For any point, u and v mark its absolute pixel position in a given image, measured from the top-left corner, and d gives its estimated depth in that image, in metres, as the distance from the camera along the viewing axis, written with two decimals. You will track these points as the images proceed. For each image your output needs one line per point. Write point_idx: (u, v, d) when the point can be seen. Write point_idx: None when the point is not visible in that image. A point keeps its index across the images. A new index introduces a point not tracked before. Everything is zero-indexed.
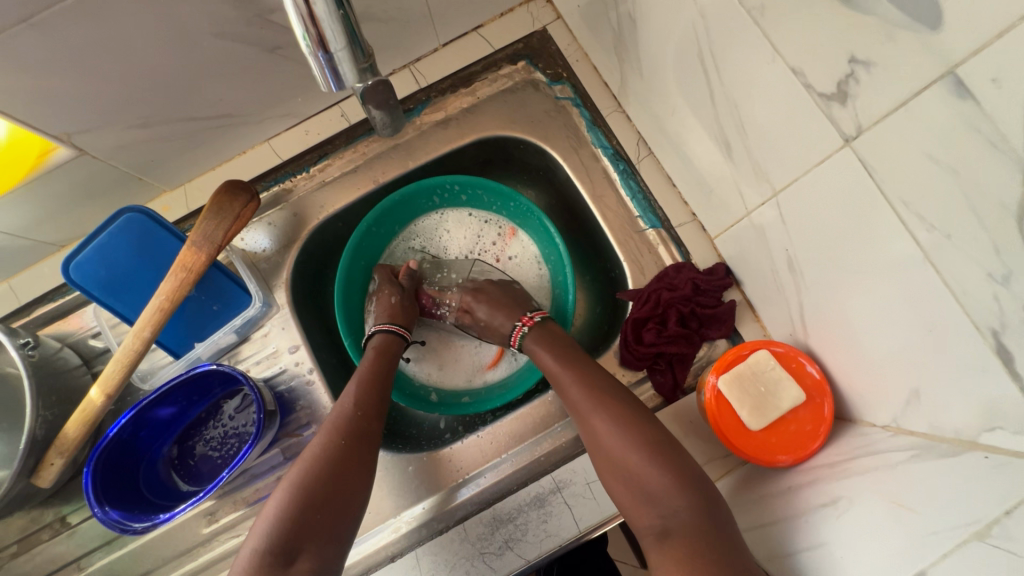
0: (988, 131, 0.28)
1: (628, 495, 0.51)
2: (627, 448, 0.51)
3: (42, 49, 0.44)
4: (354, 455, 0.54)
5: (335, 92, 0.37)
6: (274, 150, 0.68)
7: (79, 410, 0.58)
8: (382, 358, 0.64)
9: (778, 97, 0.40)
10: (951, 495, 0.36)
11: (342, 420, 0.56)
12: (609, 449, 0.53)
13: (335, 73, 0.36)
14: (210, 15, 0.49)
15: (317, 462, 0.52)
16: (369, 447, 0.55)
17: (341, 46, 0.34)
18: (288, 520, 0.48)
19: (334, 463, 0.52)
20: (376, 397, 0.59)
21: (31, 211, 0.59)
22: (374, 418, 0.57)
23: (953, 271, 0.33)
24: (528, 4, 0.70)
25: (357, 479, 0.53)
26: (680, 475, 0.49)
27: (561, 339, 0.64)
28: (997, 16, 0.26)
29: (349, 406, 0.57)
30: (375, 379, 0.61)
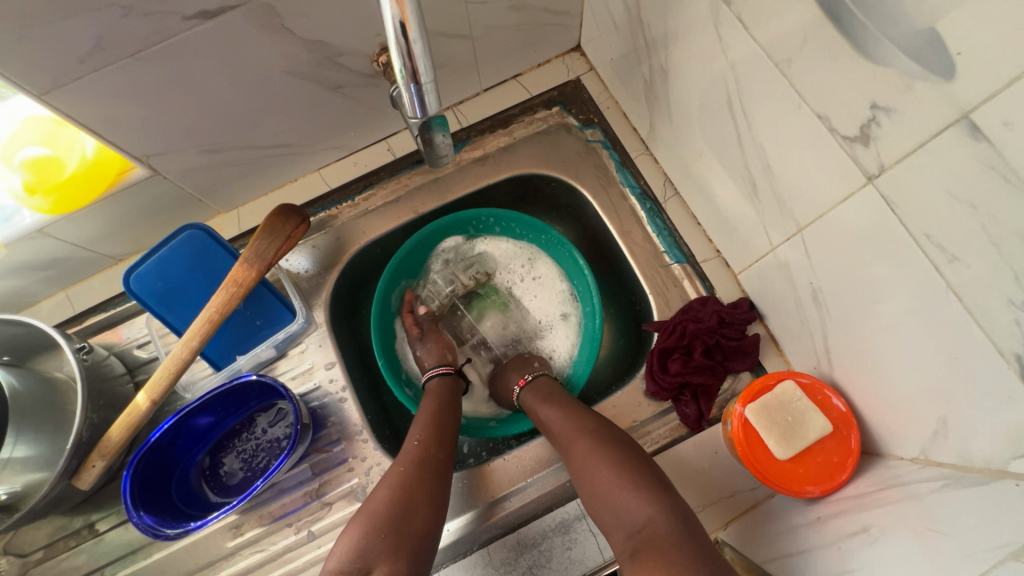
0: (1001, 168, 0.30)
1: (609, 520, 0.52)
2: (607, 470, 0.53)
3: (141, 81, 0.50)
4: (422, 484, 0.55)
5: (420, 116, 0.41)
6: (323, 178, 0.74)
7: (125, 414, 0.60)
8: (442, 402, 0.65)
9: (801, 139, 0.44)
10: (981, 520, 0.37)
11: (412, 452, 0.58)
12: (586, 472, 0.55)
13: (418, 97, 0.40)
14: (288, 56, 0.55)
15: (390, 490, 0.54)
16: (436, 479, 0.56)
17: (428, 79, 0.38)
18: (362, 540, 0.50)
19: (405, 491, 0.54)
20: (440, 433, 0.61)
21: (100, 226, 0.63)
22: (441, 455, 0.59)
23: (977, 300, 0.35)
24: (564, 57, 0.77)
25: (425, 507, 0.53)
26: (657, 497, 0.50)
27: (554, 389, 0.66)
28: (992, 75, 0.28)
29: (415, 441, 0.59)
30: (436, 416, 0.63)
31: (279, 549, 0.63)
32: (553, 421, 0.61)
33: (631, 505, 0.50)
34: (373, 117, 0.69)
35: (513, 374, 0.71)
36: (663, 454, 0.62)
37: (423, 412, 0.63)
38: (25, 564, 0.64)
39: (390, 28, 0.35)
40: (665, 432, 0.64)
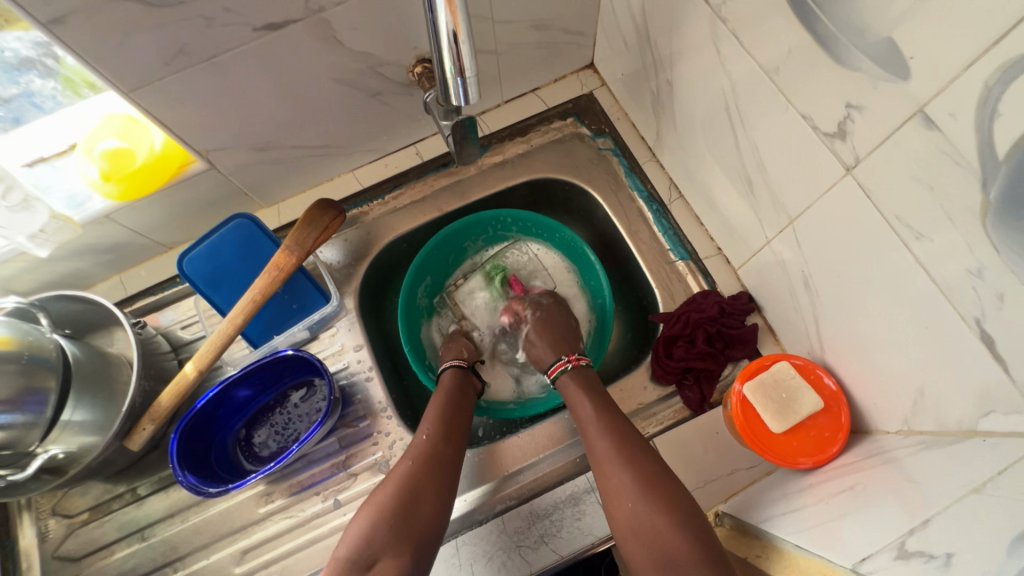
0: (951, 153, 0.35)
1: (625, 528, 0.53)
2: (632, 480, 0.55)
3: (210, 82, 0.57)
4: (426, 476, 0.59)
5: (466, 106, 0.48)
6: (357, 178, 0.81)
7: (174, 383, 0.66)
8: (454, 398, 0.68)
9: (790, 138, 0.50)
10: (951, 470, 0.42)
11: (418, 447, 0.61)
12: (609, 477, 0.56)
13: (463, 90, 0.47)
14: (337, 65, 0.62)
15: (396, 483, 0.58)
16: (440, 472, 0.60)
17: (473, 74, 0.46)
18: (369, 529, 0.54)
19: (410, 485, 0.58)
20: (447, 427, 0.64)
21: (158, 215, 0.70)
22: (445, 452, 0.62)
23: (940, 272, 0.40)
24: (579, 73, 0.84)
25: (431, 498, 0.58)
26: (679, 517, 0.51)
27: (588, 379, 0.67)
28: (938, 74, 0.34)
29: (423, 435, 0.63)
30: (446, 409, 0.66)
31: (307, 516, 0.67)
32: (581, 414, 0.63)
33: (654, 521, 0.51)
34: (404, 123, 0.76)
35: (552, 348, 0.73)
36: (667, 434, 0.66)
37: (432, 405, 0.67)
38: (70, 525, 0.69)
39: (446, 34, 0.43)
40: (669, 415, 0.68)
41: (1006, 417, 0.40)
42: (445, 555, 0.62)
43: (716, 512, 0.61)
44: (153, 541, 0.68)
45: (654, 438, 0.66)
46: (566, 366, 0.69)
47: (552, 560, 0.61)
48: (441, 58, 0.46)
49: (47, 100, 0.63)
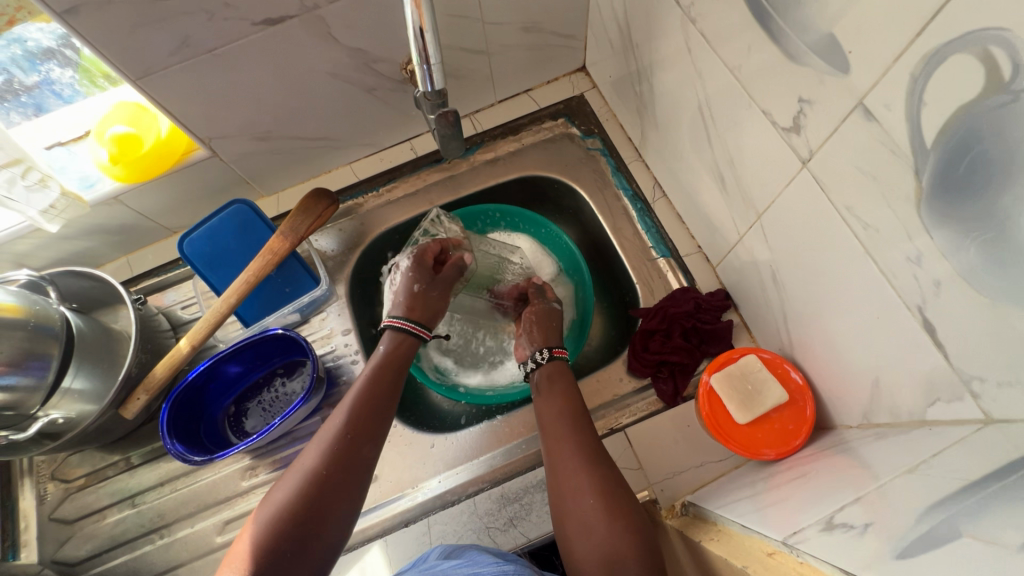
0: (888, 143, 0.37)
1: (576, 528, 0.54)
2: (587, 480, 0.56)
3: (211, 72, 0.61)
4: (352, 451, 0.55)
5: (431, 91, 0.52)
6: (353, 171, 0.85)
7: (169, 356, 0.69)
8: (389, 365, 0.64)
9: (754, 133, 0.52)
10: (894, 456, 0.42)
11: (348, 417, 0.57)
12: (563, 477, 0.57)
13: (428, 77, 0.50)
14: (332, 60, 0.65)
15: (320, 459, 0.54)
16: (365, 447, 0.56)
17: (436, 61, 0.49)
18: (275, 538, 0.48)
19: (336, 460, 0.54)
20: (378, 395, 0.60)
21: (163, 200, 0.74)
22: (372, 421, 0.58)
23: (886, 261, 0.41)
24: (571, 76, 0.87)
25: (354, 474, 0.54)
26: (630, 522, 0.52)
27: (572, 388, 0.66)
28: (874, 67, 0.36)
29: (352, 404, 0.59)
30: (385, 373, 0.63)
31: None
32: (546, 413, 0.63)
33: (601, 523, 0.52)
34: (399, 119, 0.80)
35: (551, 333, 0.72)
36: (640, 424, 0.68)
37: (366, 372, 0.62)
38: (67, 489, 0.73)
39: (412, 32, 0.46)
40: (643, 407, 0.70)
41: (949, 405, 0.40)
42: (417, 533, 0.64)
43: (682, 503, 0.61)
44: (143, 508, 0.71)
45: (627, 428, 0.68)
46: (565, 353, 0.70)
47: (520, 543, 0.63)
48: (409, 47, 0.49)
49: (66, 88, 0.67)
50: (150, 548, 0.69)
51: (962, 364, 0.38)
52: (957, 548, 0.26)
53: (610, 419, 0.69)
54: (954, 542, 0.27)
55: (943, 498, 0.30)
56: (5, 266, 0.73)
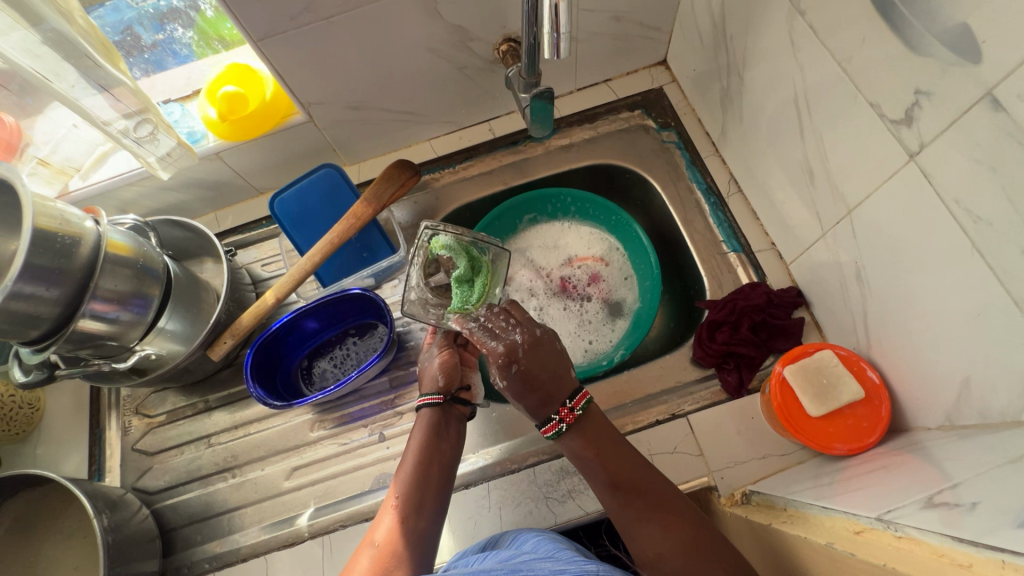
0: (1017, 134, 0.37)
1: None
2: (669, 544, 0.51)
3: (324, 40, 0.64)
4: (416, 519, 0.54)
5: (554, 58, 0.51)
6: (432, 147, 0.88)
7: (255, 306, 0.73)
8: (433, 432, 0.61)
9: (857, 126, 0.52)
10: (988, 451, 0.42)
11: (407, 484, 0.56)
12: (637, 543, 0.53)
13: (555, 45, 0.50)
14: (434, 36, 0.69)
15: (387, 530, 0.52)
16: (429, 515, 0.55)
17: (566, 29, 0.48)
18: None
19: (401, 529, 0.52)
20: (435, 461, 0.59)
21: (259, 160, 0.79)
22: (434, 490, 0.57)
23: (997, 257, 0.41)
24: (650, 69, 0.88)
25: (426, 545, 0.53)
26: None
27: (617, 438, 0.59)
28: (1008, 57, 0.36)
29: (412, 463, 0.59)
30: (431, 433, 0.62)
31: (354, 444, 0.73)
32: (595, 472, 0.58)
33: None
34: (482, 99, 0.83)
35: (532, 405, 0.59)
36: (703, 412, 0.68)
37: (412, 443, 0.60)
38: (148, 425, 0.77)
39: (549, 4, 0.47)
40: (707, 395, 0.70)
41: None
42: (477, 495, 0.66)
43: (743, 491, 0.62)
44: (217, 448, 0.75)
45: (689, 414, 0.68)
46: (559, 426, 0.57)
47: (578, 515, 0.64)
48: (542, 13, 0.49)
49: (182, 48, 0.72)
50: (223, 485, 0.73)
51: None
52: None
53: (672, 404, 0.70)
54: None
55: None
56: (111, 210, 0.78)
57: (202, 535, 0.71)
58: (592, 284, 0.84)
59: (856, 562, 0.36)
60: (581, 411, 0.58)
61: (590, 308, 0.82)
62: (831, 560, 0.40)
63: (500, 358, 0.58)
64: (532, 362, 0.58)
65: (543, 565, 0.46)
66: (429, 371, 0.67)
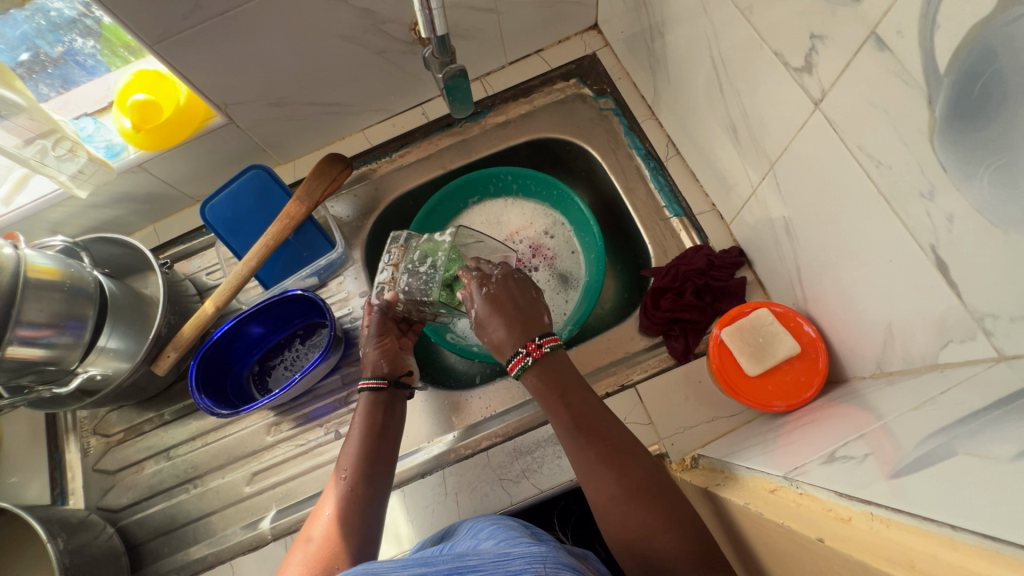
0: (901, 73, 0.36)
1: (622, 546, 0.49)
2: (622, 488, 0.50)
3: (225, 38, 0.62)
4: (364, 487, 0.57)
5: (430, 35, 0.51)
6: (366, 137, 0.86)
7: (195, 317, 0.73)
8: (378, 410, 0.64)
9: (768, 75, 0.50)
10: (904, 397, 0.42)
11: (355, 457, 0.59)
12: (590, 487, 0.52)
13: (431, 22, 0.50)
14: (342, 22, 0.66)
15: (336, 502, 0.56)
16: (379, 481, 0.58)
17: (436, 5, 0.48)
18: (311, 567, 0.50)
19: (351, 499, 0.56)
20: (379, 433, 0.62)
21: (186, 169, 0.77)
22: (381, 462, 0.60)
23: (899, 201, 0.40)
24: (583, 34, 0.85)
25: (372, 512, 0.56)
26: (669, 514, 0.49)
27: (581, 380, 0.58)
28: None
29: (360, 439, 0.60)
30: (376, 412, 0.63)
31: (311, 445, 0.73)
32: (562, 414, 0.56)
33: (653, 528, 0.48)
34: (410, 83, 0.80)
35: (502, 340, 0.59)
36: (650, 380, 0.68)
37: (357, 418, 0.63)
38: (108, 443, 0.78)
39: None
40: (655, 363, 0.70)
41: (962, 347, 0.40)
42: (433, 484, 0.67)
43: (693, 456, 0.62)
44: (177, 460, 0.76)
45: (637, 384, 0.68)
46: (525, 359, 0.57)
47: (532, 493, 0.65)
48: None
49: (88, 58, 0.70)
50: (185, 496, 0.74)
51: (975, 303, 0.37)
52: (955, 466, 0.26)
53: (621, 375, 0.70)
54: (953, 460, 0.27)
55: (948, 425, 0.30)
56: (41, 232, 0.77)
57: (170, 547, 0.72)
58: (536, 255, 0.83)
59: (766, 522, 0.36)
60: (549, 349, 0.58)
61: (537, 278, 0.81)
62: (751, 521, 0.40)
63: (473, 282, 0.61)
64: (504, 290, 0.61)
65: (488, 550, 0.43)
66: (370, 358, 0.67)
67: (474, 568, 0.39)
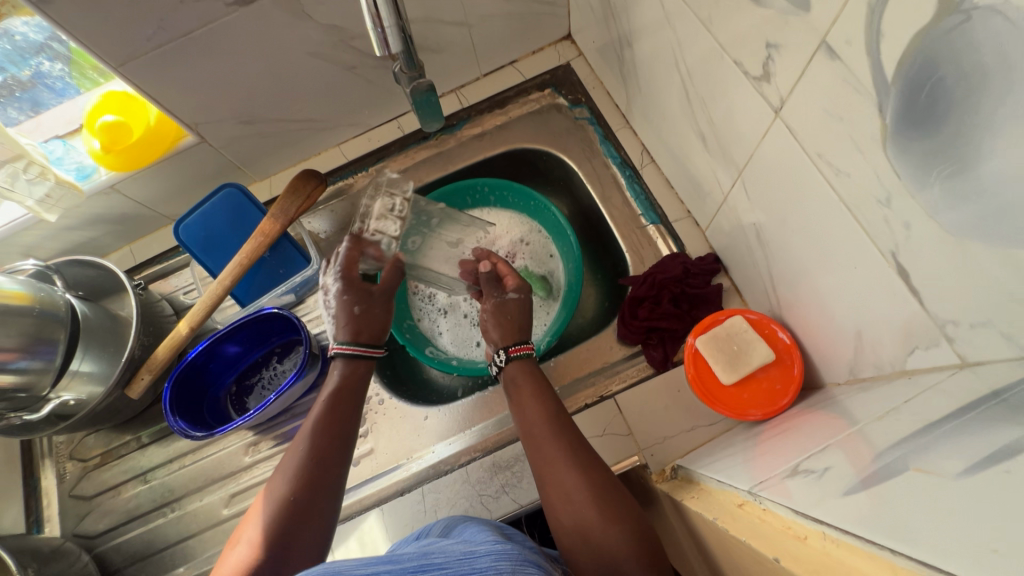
0: (853, 81, 0.36)
1: (574, 539, 0.51)
2: (580, 485, 0.52)
3: (188, 58, 0.62)
4: (325, 469, 0.56)
5: (385, 54, 0.51)
6: (342, 152, 0.86)
7: (170, 338, 0.72)
8: (349, 389, 0.63)
9: (730, 84, 0.50)
10: (873, 406, 0.42)
11: (315, 445, 0.57)
12: (549, 482, 0.54)
13: (384, 40, 0.50)
14: (311, 39, 0.66)
15: (291, 480, 0.54)
16: (340, 467, 0.57)
17: (389, 22, 0.48)
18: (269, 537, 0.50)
19: (308, 482, 0.54)
20: (341, 415, 0.60)
21: (159, 190, 0.76)
22: (342, 442, 0.59)
23: (860, 208, 0.40)
24: (557, 44, 0.85)
25: (332, 488, 0.55)
26: (623, 512, 0.51)
27: (546, 386, 0.62)
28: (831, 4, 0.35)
29: (323, 416, 0.59)
30: (344, 395, 0.62)
31: None
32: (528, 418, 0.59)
33: (604, 523, 0.50)
34: (384, 97, 0.80)
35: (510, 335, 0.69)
36: (630, 391, 0.67)
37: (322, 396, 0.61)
38: (85, 468, 0.77)
39: None
40: (634, 372, 0.69)
41: (927, 353, 0.39)
42: (412, 501, 0.66)
43: (672, 467, 0.61)
44: (154, 483, 0.74)
45: (616, 395, 0.67)
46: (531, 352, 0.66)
47: (512, 509, 0.64)
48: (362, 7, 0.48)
49: (57, 81, 0.70)
50: (163, 521, 0.73)
51: (938, 310, 0.37)
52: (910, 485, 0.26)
53: (600, 386, 0.69)
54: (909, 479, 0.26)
55: (907, 438, 0.30)
56: (15, 257, 0.77)
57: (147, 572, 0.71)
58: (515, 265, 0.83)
59: (732, 538, 0.36)
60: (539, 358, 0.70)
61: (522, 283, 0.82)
62: (719, 536, 0.40)
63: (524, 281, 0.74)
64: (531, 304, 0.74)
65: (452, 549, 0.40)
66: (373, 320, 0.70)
67: (440, 566, 0.36)
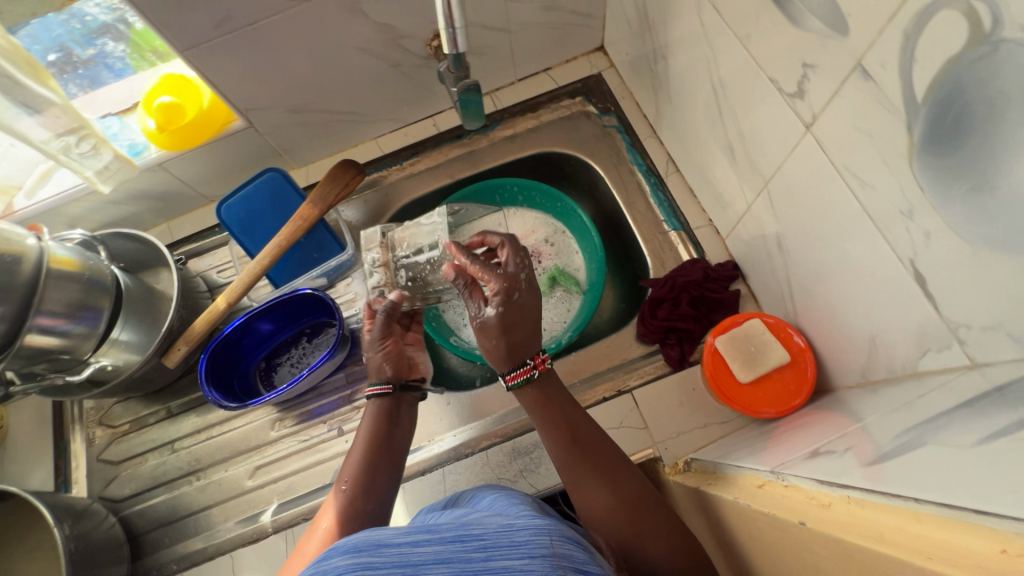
0: (883, 101, 0.39)
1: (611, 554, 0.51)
2: (612, 500, 0.52)
3: (249, 47, 0.65)
4: (371, 491, 0.57)
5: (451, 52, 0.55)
6: (378, 145, 0.89)
7: (207, 311, 0.75)
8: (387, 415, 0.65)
9: (763, 99, 0.54)
10: (886, 403, 0.45)
11: (356, 471, 0.59)
12: (580, 496, 0.54)
13: (452, 39, 0.54)
14: (364, 36, 0.70)
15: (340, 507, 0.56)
16: (383, 486, 0.58)
17: (460, 23, 0.53)
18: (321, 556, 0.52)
19: (356, 504, 0.56)
20: (385, 439, 0.62)
21: (204, 170, 0.80)
22: (386, 464, 0.60)
23: (882, 218, 0.44)
24: (589, 55, 0.90)
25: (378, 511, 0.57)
26: (659, 522, 0.51)
27: (562, 394, 0.59)
28: (867, 29, 0.38)
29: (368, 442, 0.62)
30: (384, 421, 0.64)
31: (314, 441, 0.75)
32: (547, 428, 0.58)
33: (643, 537, 0.50)
34: (423, 95, 0.84)
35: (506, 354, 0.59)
36: (647, 386, 0.70)
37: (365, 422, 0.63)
38: (113, 434, 0.79)
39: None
40: (651, 370, 0.72)
41: (938, 355, 0.43)
42: (433, 480, 0.69)
43: (686, 460, 0.64)
44: (181, 452, 0.77)
45: (634, 390, 0.70)
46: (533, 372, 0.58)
47: (529, 493, 0.67)
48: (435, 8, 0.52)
49: (117, 61, 0.73)
50: (188, 488, 0.75)
51: (952, 314, 0.40)
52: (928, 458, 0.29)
53: (618, 381, 0.72)
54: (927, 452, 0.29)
55: (924, 422, 0.33)
56: (60, 226, 0.80)
57: (171, 537, 0.73)
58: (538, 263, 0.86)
59: (754, 512, 0.39)
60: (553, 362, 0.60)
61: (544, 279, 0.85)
62: (739, 515, 0.43)
63: (502, 284, 0.60)
64: (529, 299, 0.61)
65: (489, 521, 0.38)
66: (373, 362, 0.69)
67: (478, 537, 0.34)
